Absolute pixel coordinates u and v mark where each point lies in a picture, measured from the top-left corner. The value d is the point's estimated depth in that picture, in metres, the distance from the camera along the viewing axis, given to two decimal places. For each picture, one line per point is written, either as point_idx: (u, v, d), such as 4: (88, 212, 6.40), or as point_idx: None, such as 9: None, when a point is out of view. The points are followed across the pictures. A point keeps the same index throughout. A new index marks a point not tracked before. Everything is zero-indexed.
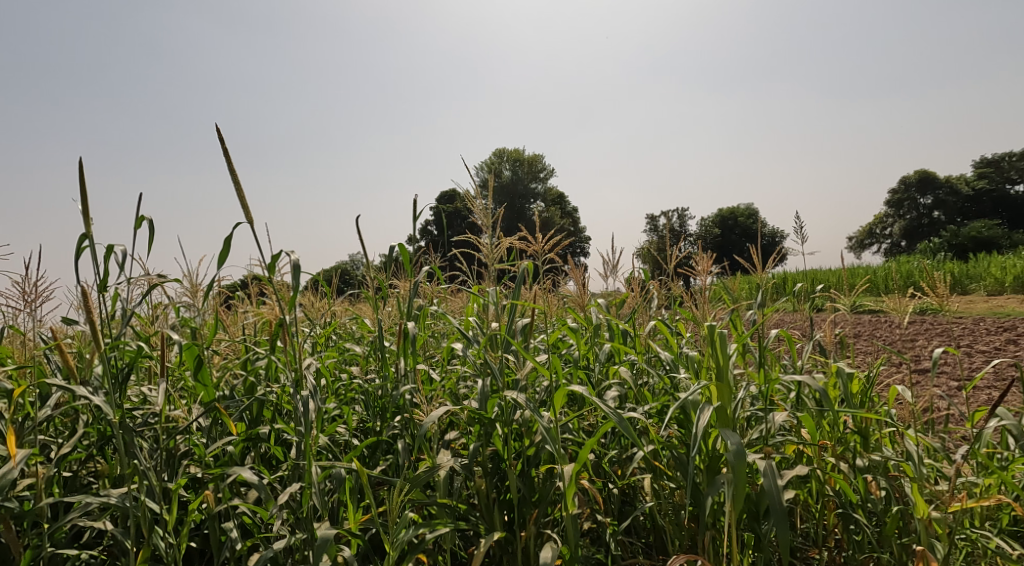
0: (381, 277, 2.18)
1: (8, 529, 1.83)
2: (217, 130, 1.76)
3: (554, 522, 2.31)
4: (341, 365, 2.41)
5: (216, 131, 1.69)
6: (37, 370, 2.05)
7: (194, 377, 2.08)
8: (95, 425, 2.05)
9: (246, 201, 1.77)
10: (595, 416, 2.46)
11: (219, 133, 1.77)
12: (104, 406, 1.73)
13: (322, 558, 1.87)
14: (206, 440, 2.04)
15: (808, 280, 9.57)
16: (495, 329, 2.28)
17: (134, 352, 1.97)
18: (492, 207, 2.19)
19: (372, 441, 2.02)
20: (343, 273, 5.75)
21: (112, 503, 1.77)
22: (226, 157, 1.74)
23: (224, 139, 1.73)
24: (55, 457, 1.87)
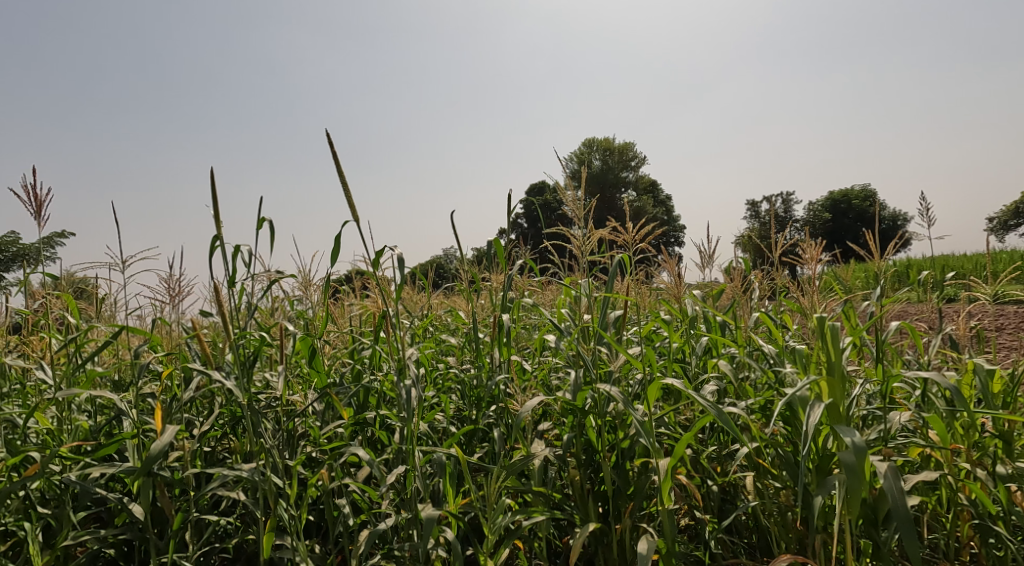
0: (475, 270, 2.23)
1: (162, 495, 2.10)
2: (326, 136, 1.89)
3: (650, 517, 2.29)
4: (438, 355, 2.52)
5: (324, 137, 1.81)
6: (181, 356, 2.32)
7: (309, 365, 2.27)
8: (229, 406, 2.30)
9: (353, 201, 1.90)
10: (692, 410, 2.39)
11: (328, 139, 1.91)
12: (235, 389, 1.94)
13: (426, 537, 1.98)
14: (320, 422, 2.22)
15: (939, 267, 8.68)
16: (588, 320, 2.27)
17: (259, 341, 2.18)
18: (584, 197, 2.18)
19: (469, 429, 2.10)
20: (437, 266, 5.96)
21: (245, 476, 1.97)
22: (334, 160, 1.87)
23: (333, 144, 1.86)
24: (197, 434, 2.12)
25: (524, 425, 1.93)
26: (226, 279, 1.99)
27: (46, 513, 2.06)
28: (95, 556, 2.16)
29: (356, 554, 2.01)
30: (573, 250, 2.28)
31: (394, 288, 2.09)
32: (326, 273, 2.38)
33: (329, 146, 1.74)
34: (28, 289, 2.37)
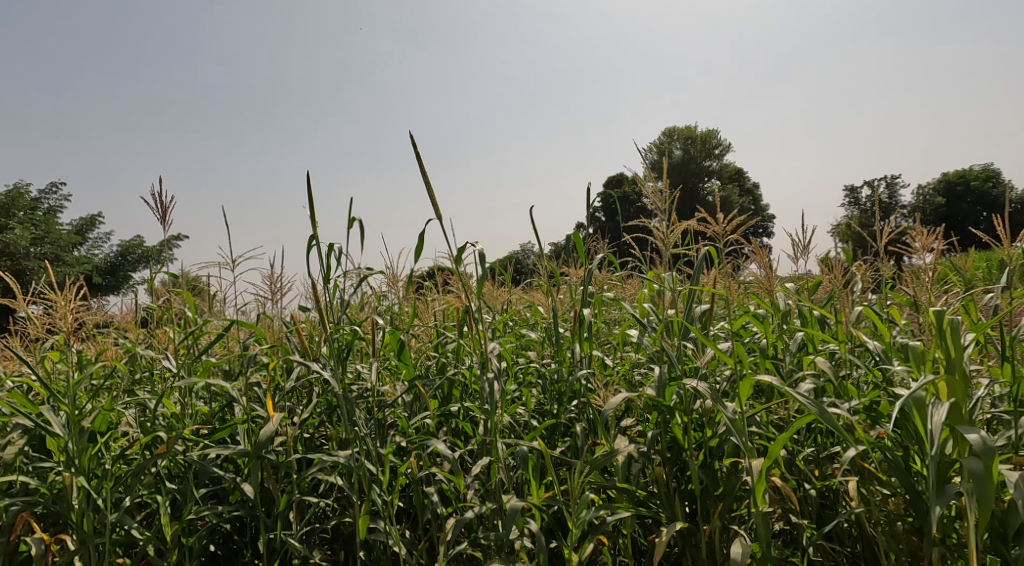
0: (554, 264, 2.21)
1: (269, 477, 2.24)
2: (409, 136, 1.94)
3: (741, 519, 2.18)
4: (519, 350, 2.54)
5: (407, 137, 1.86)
6: (283, 348, 2.48)
7: (397, 358, 2.35)
8: (325, 396, 2.44)
9: (436, 198, 1.93)
10: (787, 410, 2.26)
11: (411, 139, 1.96)
12: (331, 380, 2.04)
13: (512, 528, 1.98)
14: (408, 413, 2.29)
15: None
16: (673, 315, 2.20)
17: (351, 335, 2.28)
18: (667, 188, 2.10)
19: (552, 423, 2.10)
20: (516, 262, 6.08)
21: (341, 462, 2.07)
22: (418, 159, 1.91)
23: (416, 144, 1.91)
24: (299, 421, 2.25)
25: (607, 420, 1.90)
26: (322, 276, 2.10)
27: (173, 488, 2.25)
28: (213, 531, 2.33)
29: (443, 542, 2.05)
30: (657, 243, 2.20)
31: (476, 283, 2.12)
32: (411, 269, 2.46)
33: (413, 145, 1.78)
34: (152, 288, 2.62)
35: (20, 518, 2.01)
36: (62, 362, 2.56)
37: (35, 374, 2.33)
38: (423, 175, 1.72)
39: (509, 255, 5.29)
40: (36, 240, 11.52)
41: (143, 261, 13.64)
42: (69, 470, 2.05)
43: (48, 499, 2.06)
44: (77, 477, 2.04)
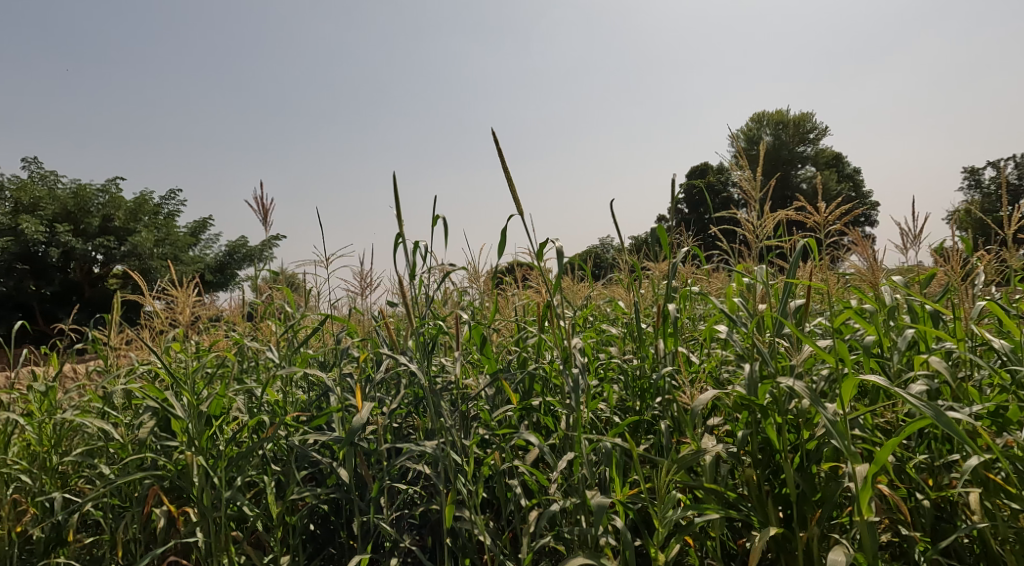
0: (636, 257, 2.13)
1: (360, 463, 2.22)
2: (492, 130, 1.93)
3: (843, 527, 2.04)
4: (600, 345, 2.49)
5: (490, 132, 1.84)
6: (372, 342, 2.57)
7: (480, 352, 2.36)
8: (412, 388, 2.49)
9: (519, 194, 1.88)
10: (894, 412, 2.08)
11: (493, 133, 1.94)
12: (418, 372, 2.07)
13: (599, 525, 1.88)
14: (490, 407, 2.29)
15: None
16: (765, 310, 2.07)
17: (437, 329, 2.31)
18: (760, 175, 1.97)
19: (635, 419, 2.03)
20: (594, 259, 6.06)
21: (427, 451, 2.03)
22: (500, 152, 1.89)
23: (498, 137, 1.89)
24: (388, 411, 2.30)
25: (696, 419, 1.81)
26: (408, 272, 2.14)
27: (277, 470, 2.36)
28: (312, 511, 2.38)
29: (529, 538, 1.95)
30: (748, 234, 2.07)
31: (557, 279, 2.10)
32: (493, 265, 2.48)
33: (496, 140, 1.77)
34: (256, 285, 2.80)
35: (151, 491, 2.19)
36: (181, 352, 2.79)
37: (160, 362, 2.55)
38: (506, 169, 1.70)
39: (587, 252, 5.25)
40: (160, 241, 12.59)
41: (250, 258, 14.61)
42: (190, 450, 2.20)
43: (173, 475, 2.23)
44: (197, 455, 2.20)
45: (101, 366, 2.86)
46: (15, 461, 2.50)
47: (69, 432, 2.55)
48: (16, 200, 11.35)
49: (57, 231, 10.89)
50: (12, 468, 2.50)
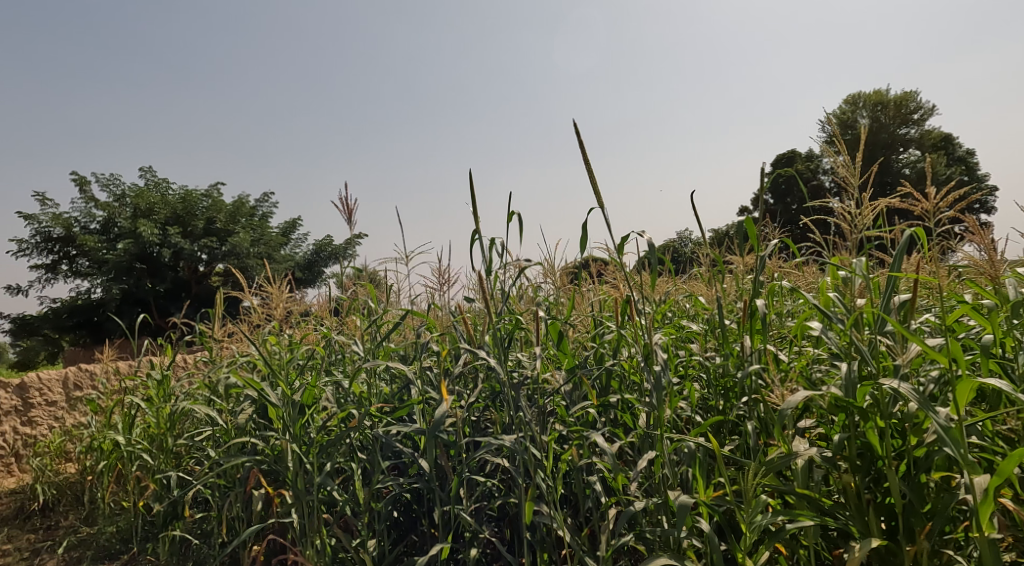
0: (718, 250, 2.00)
1: (442, 455, 2.21)
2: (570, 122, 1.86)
3: (955, 543, 1.87)
4: (680, 341, 2.42)
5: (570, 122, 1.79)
6: (451, 336, 2.61)
7: (557, 347, 2.33)
8: (490, 382, 2.49)
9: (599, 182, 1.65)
10: (1017, 419, 1.89)
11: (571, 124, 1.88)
12: (497, 366, 2.06)
13: (682, 526, 1.81)
14: (568, 402, 2.23)
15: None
16: (864, 306, 1.93)
17: (515, 324, 2.30)
18: (859, 160, 1.83)
19: (720, 419, 1.94)
20: (672, 252, 5.93)
21: (506, 444, 1.96)
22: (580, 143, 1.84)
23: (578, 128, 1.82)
24: (468, 404, 2.28)
25: (788, 421, 1.71)
26: (486, 267, 2.14)
27: (363, 459, 2.42)
28: (396, 499, 2.41)
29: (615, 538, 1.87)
30: (845, 225, 1.93)
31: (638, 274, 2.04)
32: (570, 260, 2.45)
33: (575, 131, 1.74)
34: (341, 280, 2.91)
35: (251, 473, 2.31)
36: (276, 345, 2.93)
37: (258, 353, 2.69)
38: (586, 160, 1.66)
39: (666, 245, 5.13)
40: (255, 241, 13.35)
41: (336, 257, 15.25)
42: (285, 437, 2.31)
43: (271, 459, 2.35)
44: (292, 441, 2.30)
45: (207, 357, 3.06)
46: (137, 441, 2.73)
47: (180, 417, 2.75)
48: (133, 205, 12.40)
49: (168, 233, 11.80)
50: (135, 447, 2.73)
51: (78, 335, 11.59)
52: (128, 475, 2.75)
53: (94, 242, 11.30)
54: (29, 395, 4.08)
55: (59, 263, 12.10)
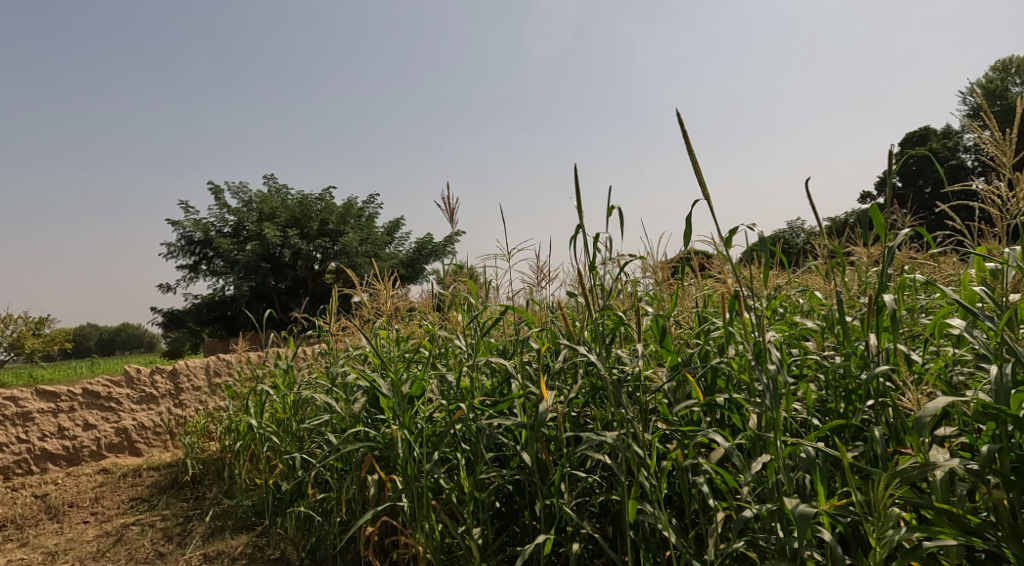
0: (840, 242, 1.84)
1: (544, 449, 2.21)
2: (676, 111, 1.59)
3: None
4: (793, 340, 2.29)
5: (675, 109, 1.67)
6: (551, 332, 2.62)
7: (659, 344, 2.25)
8: (590, 378, 2.41)
9: (706, 182, 1.42)
10: None
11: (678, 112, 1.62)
12: (597, 362, 1.99)
13: (802, 536, 1.69)
14: (672, 400, 2.14)
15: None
16: (1017, 301, 1.73)
17: (617, 320, 2.25)
18: (1014, 135, 1.63)
19: (842, 423, 1.80)
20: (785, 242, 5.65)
21: (608, 441, 1.93)
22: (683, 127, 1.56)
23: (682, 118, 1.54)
24: (569, 399, 2.24)
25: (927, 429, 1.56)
26: (587, 265, 2.09)
27: (467, 449, 2.47)
28: (499, 490, 2.46)
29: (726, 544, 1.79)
30: (996, 209, 1.73)
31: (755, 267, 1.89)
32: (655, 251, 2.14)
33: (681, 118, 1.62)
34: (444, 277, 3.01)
35: (365, 458, 2.45)
36: (386, 338, 3.08)
37: (371, 346, 2.83)
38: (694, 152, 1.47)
39: (779, 236, 4.92)
40: (363, 240, 14.04)
41: (437, 254, 15.86)
42: (396, 425, 2.43)
43: (382, 445, 2.48)
44: (401, 430, 2.42)
45: (325, 349, 3.28)
46: (267, 425, 3.02)
47: (303, 404, 2.96)
48: (258, 210, 13.50)
49: (287, 235, 12.73)
50: (265, 429, 3.00)
51: (215, 328, 12.81)
52: (260, 455, 3.01)
53: (227, 245, 12.44)
54: (179, 380, 4.57)
55: (198, 264, 13.36)
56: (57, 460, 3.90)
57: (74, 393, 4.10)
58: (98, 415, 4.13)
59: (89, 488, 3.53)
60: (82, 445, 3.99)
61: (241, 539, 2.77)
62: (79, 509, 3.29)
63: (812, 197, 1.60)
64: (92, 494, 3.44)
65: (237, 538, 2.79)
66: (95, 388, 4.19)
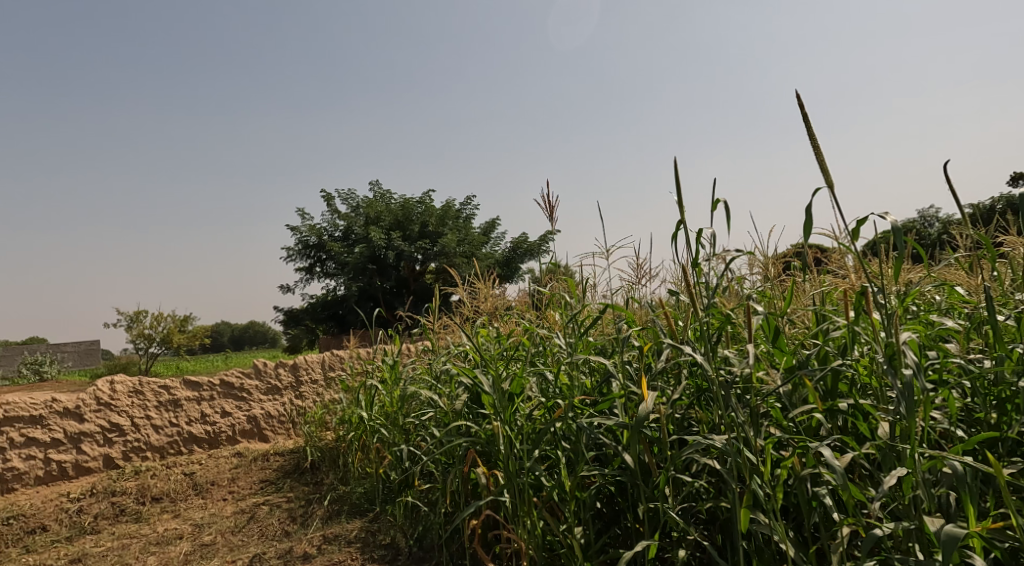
0: (989, 231, 1.62)
1: (647, 451, 2.14)
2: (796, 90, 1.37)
3: None
4: (929, 342, 2.07)
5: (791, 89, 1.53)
6: (652, 332, 2.52)
7: (771, 343, 2.08)
8: (694, 379, 2.30)
9: (826, 164, 1.30)
10: None
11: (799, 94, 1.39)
12: (704, 362, 1.87)
13: (950, 561, 1.50)
14: (787, 405, 1.96)
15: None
16: None
17: (724, 319, 2.09)
18: None
19: (995, 436, 1.59)
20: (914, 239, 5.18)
21: (717, 445, 1.84)
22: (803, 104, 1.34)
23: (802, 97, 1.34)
24: (673, 401, 2.13)
25: None
26: (696, 261, 1.96)
27: (567, 448, 2.43)
28: (600, 490, 2.43)
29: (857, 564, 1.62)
30: None
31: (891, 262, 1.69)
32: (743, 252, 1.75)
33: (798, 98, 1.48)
34: (542, 276, 3.01)
35: (468, 452, 2.49)
36: (487, 337, 3.13)
37: (472, 343, 2.88)
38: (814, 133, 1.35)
39: (907, 231, 4.51)
40: (461, 241, 14.38)
41: (533, 253, 15.95)
42: (498, 421, 2.48)
43: (485, 441, 2.52)
44: (503, 426, 2.45)
45: (429, 346, 3.38)
46: (376, 418, 3.16)
47: (409, 399, 3.06)
48: (365, 214, 14.19)
49: (391, 238, 13.26)
50: (375, 422, 3.14)
51: (328, 325, 13.62)
52: (370, 446, 3.16)
53: (338, 248, 13.18)
54: (300, 374, 4.91)
55: (313, 266, 14.26)
56: (201, 443, 4.29)
57: (214, 383, 4.47)
58: (233, 404, 4.49)
59: (227, 468, 3.87)
60: (221, 430, 4.37)
61: (355, 524, 2.92)
62: (219, 487, 3.60)
63: (955, 180, 1.42)
64: (229, 474, 3.77)
65: (352, 523, 2.93)
66: (230, 378, 4.56)
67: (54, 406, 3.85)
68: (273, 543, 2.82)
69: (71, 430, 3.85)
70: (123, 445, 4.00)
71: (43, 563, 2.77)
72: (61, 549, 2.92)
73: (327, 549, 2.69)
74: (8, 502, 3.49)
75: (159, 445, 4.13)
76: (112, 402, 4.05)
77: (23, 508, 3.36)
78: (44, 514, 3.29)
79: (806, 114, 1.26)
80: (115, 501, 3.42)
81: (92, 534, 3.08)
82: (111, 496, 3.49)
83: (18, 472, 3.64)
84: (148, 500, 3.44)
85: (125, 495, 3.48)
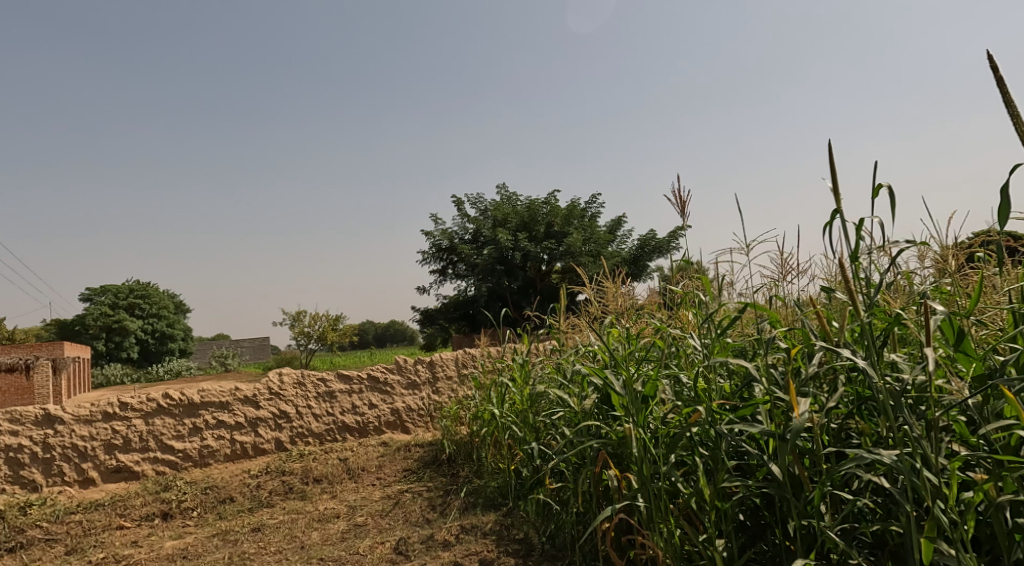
0: None
1: (798, 463, 1.94)
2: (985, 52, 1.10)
3: None
4: None
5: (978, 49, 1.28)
6: (802, 333, 2.29)
7: (953, 347, 1.78)
8: (854, 385, 2.05)
9: None
10: None
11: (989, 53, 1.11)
12: (868, 369, 1.64)
13: None
14: (976, 419, 1.67)
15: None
16: None
17: (891, 320, 1.80)
18: None
19: None
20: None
21: (885, 461, 1.62)
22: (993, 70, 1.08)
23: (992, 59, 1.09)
24: (830, 409, 1.90)
25: None
26: (860, 255, 1.72)
27: (705, 456, 2.28)
28: (743, 502, 2.26)
29: None
30: None
31: None
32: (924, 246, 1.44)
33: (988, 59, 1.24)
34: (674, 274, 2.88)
35: (600, 454, 2.43)
36: (619, 337, 3.05)
37: (603, 343, 2.81)
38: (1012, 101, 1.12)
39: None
40: (587, 241, 14.29)
41: (661, 251, 15.48)
42: (630, 424, 2.38)
43: (616, 443, 2.45)
44: (636, 429, 2.36)
45: (557, 346, 3.37)
46: (508, 415, 3.20)
47: (540, 397, 3.06)
48: (492, 217, 14.54)
49: (518, 239, 13.47)
50: (506, 419, 3.18)
51: (461, 324, 14.13)
52: (502, 442, 3.21)
53: (468, 250, 13.63)
54: (436, 370, 5.11)
55: (445, 267, 14.88)
56: (352, 431, 4.61)
57: (362, 377, 4.77)
58: (378, 396, 4.77)
59: (375, 456, 4.12)
60: (369, 420, 4.66)
61: (490, 517, 2.97)
62: (369, 473, 3.85)
63: None
64: (377, 461, 4.01)
65: (487, 516, 2.99)
66: (375, 373, 4.84)
67: (238, 394, 4.31)
68: (417, 528, 2.95)
69: (250, 414, 4.29)
70: (291, 430, 4.39)
71: (231, 529, 3.08)
72: (245, 518, 3.24)
73: (465, 539, 2.76)
74: (206, 474, 3.95)
75: (319, 432, 4.48)
76: (281, 392, 4.43)
77: (216, 481, 3.79)
78: (231, 487, 3.69)
79: (998, 78, 1.05)
80: (285, 479, 3.77)
81: (269, 507, 3.40)
82: (282, 475, 3.86)
83: (212, 449, 4.12)
84: (311, 481, 3.74)
85: (293, 475, 3.83)
